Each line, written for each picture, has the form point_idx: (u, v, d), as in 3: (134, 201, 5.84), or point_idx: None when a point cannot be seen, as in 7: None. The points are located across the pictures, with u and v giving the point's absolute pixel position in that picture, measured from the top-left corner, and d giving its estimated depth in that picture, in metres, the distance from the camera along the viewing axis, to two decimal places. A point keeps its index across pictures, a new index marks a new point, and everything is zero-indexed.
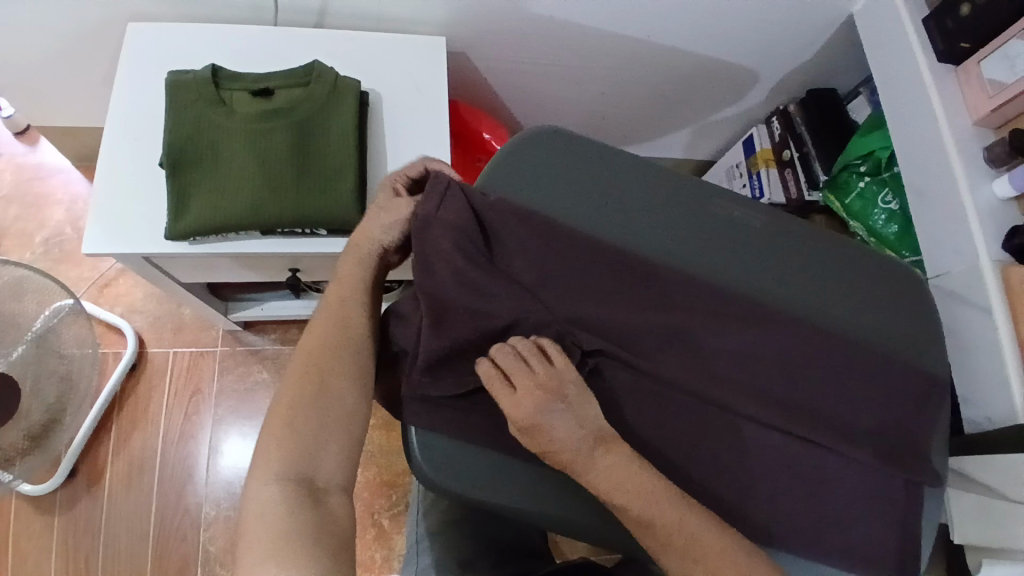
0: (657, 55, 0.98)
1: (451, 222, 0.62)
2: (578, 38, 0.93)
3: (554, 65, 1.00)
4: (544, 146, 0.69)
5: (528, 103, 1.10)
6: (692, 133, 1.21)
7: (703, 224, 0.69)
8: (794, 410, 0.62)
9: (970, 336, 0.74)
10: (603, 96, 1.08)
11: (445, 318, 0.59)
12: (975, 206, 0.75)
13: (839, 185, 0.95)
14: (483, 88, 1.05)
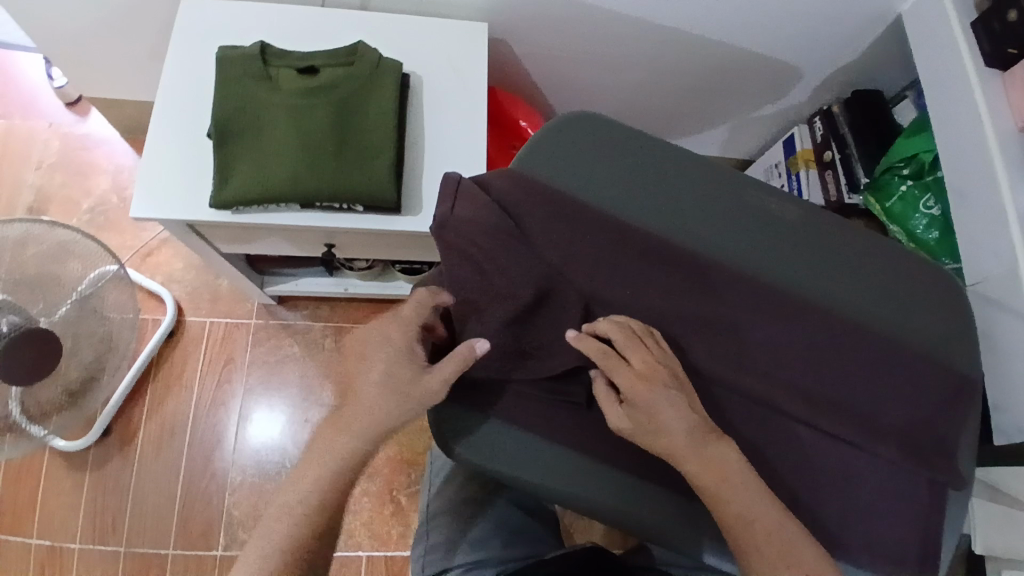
0: (696, 49, 0.98)
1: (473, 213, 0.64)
2: (619, 28, 0.94)
3: (593, 55, 1.00)
4: (576, 129, 0.70)
5: (565, 93, 1.10)
6: (729, 130, 1.20)
7: (736, 216, 0.69)
8: (819, 404, 0.63)
9: (1005, 344, 0.73)
10: (640, 88, 1.08)
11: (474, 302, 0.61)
12: (1015, 213, 0.73)
13: (880, 187, 0.93)
14: (521, 76, 1.06)
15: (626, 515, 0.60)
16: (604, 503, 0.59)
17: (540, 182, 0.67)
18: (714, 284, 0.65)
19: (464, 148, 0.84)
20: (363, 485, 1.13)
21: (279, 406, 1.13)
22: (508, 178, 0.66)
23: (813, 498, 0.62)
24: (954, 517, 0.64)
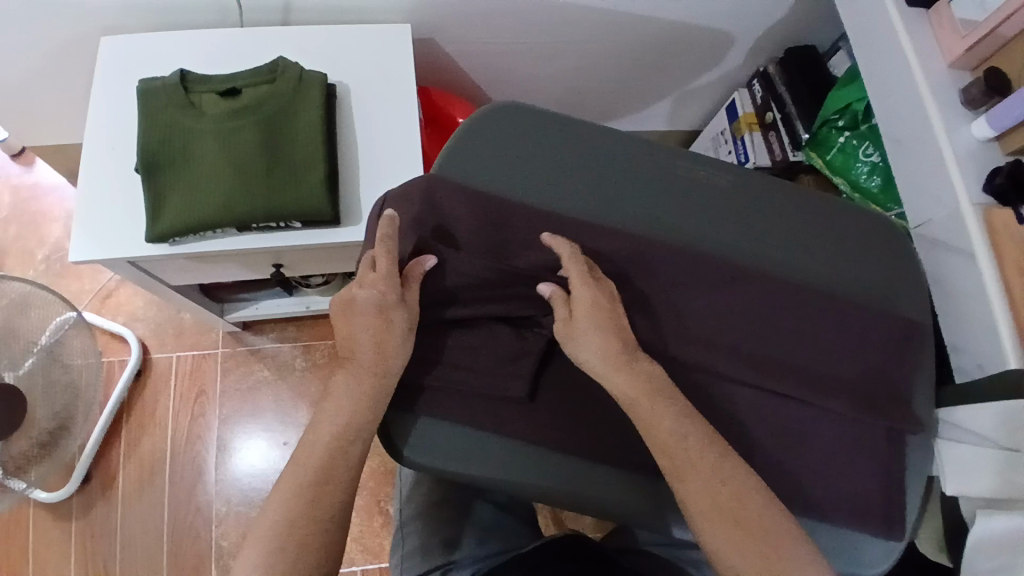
0: (627, 25, 0.97)
1: (393, 225, 0.64)
2: (546, 14, 0.93)
3: (525, 42, 0.99)
4: (501, 123, 0.69)
5: (503, 84, 1.09)
6: (673, 103, 1.19)
7: (671, 187, 0.69)
8: (767, 365, 0.63)
9: (956, 283, 0.73)
10: (579, 71, 1.07)
11: None
12: (953, 152, 0.73)
13: (820, 141, 0.93)
14: (456, 73, 1.05)
15: (588, 499, 0.60)
16: (567, 492, 0.60)
17: (466, 182, 0.67)
18: (653, 261, 0.65)
19: (398, 151, 0.82)
20: None
21: (258, 432, 1.12)
22: (432, 178, 0.65)
23: (772, 462, 0.62)
24: (918, 463, 0.64)
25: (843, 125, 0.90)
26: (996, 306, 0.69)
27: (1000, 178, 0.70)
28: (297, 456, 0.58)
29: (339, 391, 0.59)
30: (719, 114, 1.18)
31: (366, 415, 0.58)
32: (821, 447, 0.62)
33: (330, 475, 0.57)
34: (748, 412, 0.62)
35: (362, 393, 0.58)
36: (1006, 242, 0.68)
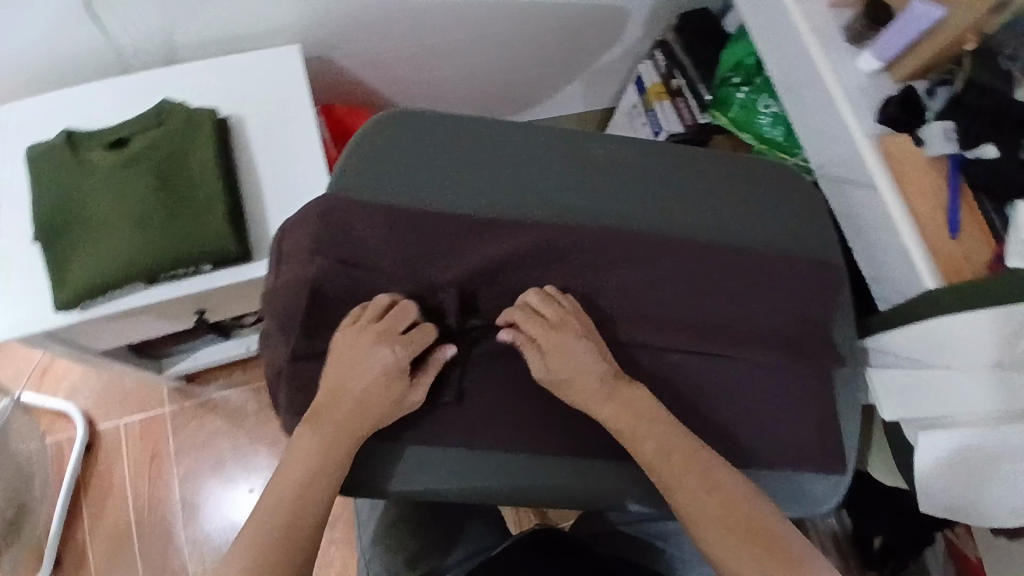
0: (519, 15, 0.97)
1: (295, 250, 0.62)
2: (435, 17, 0.93)
3: (421, 47, 0.99)
4: (391, 132, 0.68)
5: (410, 92, 1.08)
6: (583, 85, 1.19)
7: (573, 168, 0.70)
8: (688, 326, 0.66)
9: (865, 216, 0.75)
10: (483, 67, 1.07)
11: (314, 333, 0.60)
12: (842, 90, 0.75)
13: (721, 101, 0.94)
14: (359, 88, 1.04)
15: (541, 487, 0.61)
16: (513, 488, 0.61)
17: (362, 196, 0.65)
18: (563, 248, 0.65)
19: (302, 175, 0.81)
20: (328, 535, 1.11)
21: (221, 483, 1.10)
22: (329, 199, 0.63)
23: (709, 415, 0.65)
24: (847, 394, 0.68)
25: (740, 81, 0.91)
26: (904, 233, 0.70)
27: (891, 105, 0.73)
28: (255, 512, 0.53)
29: (302, 440, 0.56)
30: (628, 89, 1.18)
31: (335, 459, 0.56)
32: (752, 395, 0.65)
33: (315, 484, 0.55)
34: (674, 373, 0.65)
35: (329, 439, 0.56)
36: (907, 170, 0.71)
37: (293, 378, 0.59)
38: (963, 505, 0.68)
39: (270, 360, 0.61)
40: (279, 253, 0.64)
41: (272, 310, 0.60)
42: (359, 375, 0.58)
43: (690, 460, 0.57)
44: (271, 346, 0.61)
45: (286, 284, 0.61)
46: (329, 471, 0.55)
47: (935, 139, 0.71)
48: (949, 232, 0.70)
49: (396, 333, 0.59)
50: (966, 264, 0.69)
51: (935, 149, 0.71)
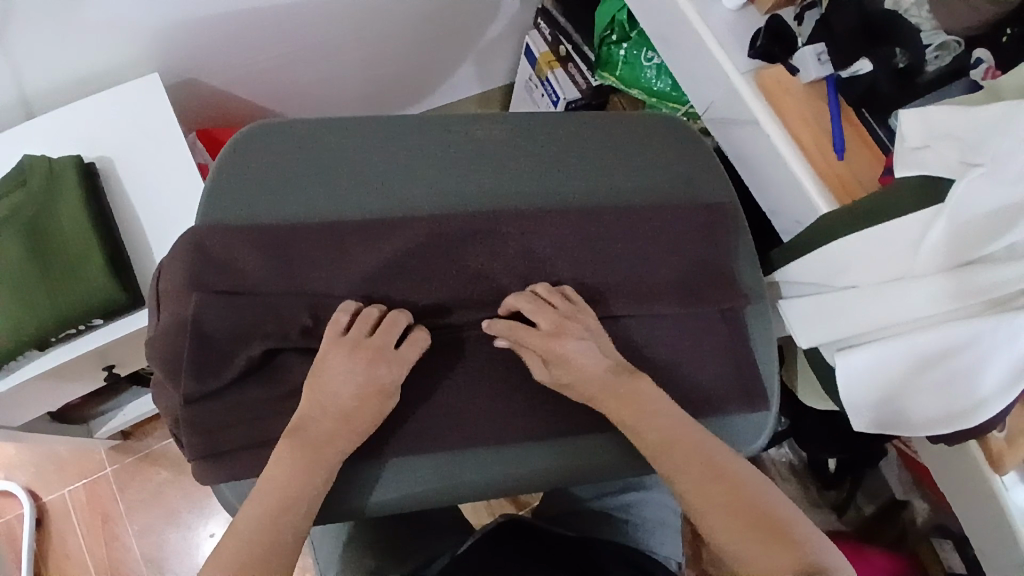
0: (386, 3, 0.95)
1: (171, 290, 0.59)
2: (299, 17, 0.90)
3: (294, 52, 0.96)
4: (255, 148, 0.65)
5: (296, 101, 1.05)
6: (474, 63, 1.18)
7: (448, 154, 0.68)
8: (591, 292, 0.65)
9: (755, 152, 0.75)
10: (365, 62, 1.05)
11: (200, 376, 0.56)
12: (709, 31, 0.74)
13: (605, 61, 0.93)
14: (239, 104, 1.00)
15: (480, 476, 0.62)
16: (457, 489, 0.62)
17: (233, 220, 0.62)
18: (453, 237, 0.64)
19: (186, 209, 0.79)
20: (301, 560, 1.10)
21: (181, 533, 1.07)
22: (198, 229, 0.60)
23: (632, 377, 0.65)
24: (761, 332, 0.68)
25: (618, 38, 0.91)
26: (791, 163, 0.71)
27: (761, 40, 0.73)
28: (234, 524, 0.51)
29: (285, 452, 0.54)
30: (523, 59, 1.17)
31: (320, 472, 0.54)
32: (670, 348, 0.66)
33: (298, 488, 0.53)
34: None
35: (317, 452, 0.54)
36: (783, 99, 0.71)
37: (190, 423, 0.56)
38: (898, 417, 0.69)
39: (166, 409, 0.58)
40: (157, 296, 0.60)
41: (157, 357, 0.57)
42: (348, 394, 0.56)
43: (680, 434, 0.58)
44: (166, 394, 0.58)
45: (168, 327, 0.58)
46: (316, 482, 0.54)
47: (809, 63, 0.70)
48: (836, 153, 0.70)
49: (388, 350, 0.57)
50: (857, 184, 0.70)
51: (812, 75, 0.71)
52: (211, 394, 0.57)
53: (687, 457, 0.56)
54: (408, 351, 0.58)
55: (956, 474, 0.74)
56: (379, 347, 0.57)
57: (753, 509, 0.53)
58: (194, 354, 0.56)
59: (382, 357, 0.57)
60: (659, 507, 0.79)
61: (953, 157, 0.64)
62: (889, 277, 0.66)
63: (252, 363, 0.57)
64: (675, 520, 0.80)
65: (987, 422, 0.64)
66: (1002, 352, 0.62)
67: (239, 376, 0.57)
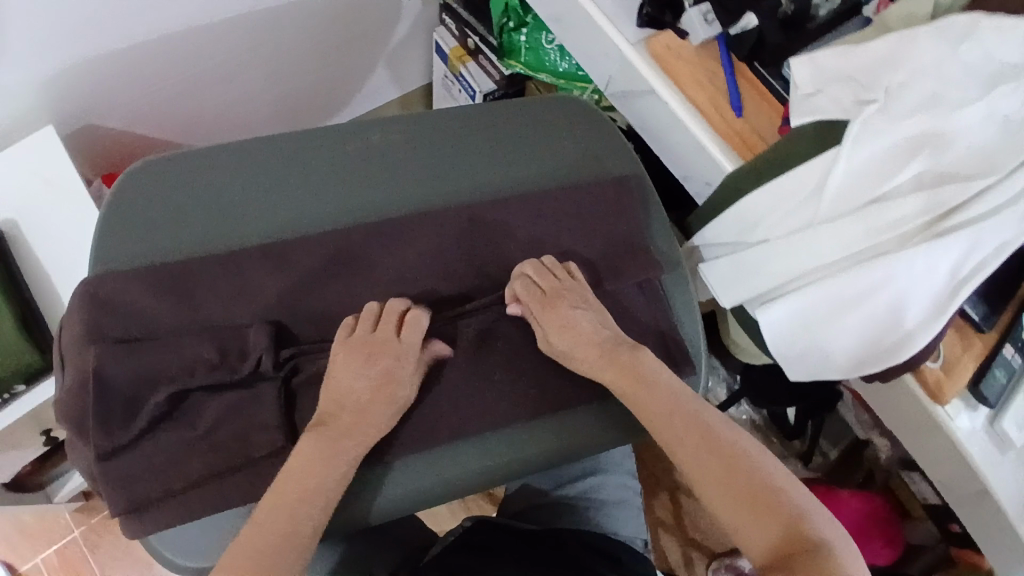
0: (284, 17, 0.96)
1: (72, 346, 0.60)
2: (192, 46, 0.90)
3: (198, 82, 0.96)
4: (146, 188, 0.65)
5: (212, 129, 1.06)
6: (387, 68, 1.22)
7: (348, 166, 0.69)
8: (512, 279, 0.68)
9: (657, 120, 0.77)
10: (275, 80, 1.06)
11: (110, 429, 0.57)
12: (597, 7, 0.75)
13: (508, 49, 0.99)
14: (148, 143, 1.00)
15: (446, 475, 0.63)
16: (438, 485, 0.63)
17: (126, 266, 0.62)
18: (369, 245, 0.66)
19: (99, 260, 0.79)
20: None
21: None
22: (91, 280, 0.61)
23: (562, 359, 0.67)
24: (680, 296, 0.71)
25: (516, 25, 0.96)
26: (692, 127, 0.72)
27: (647, 7, 0.73)
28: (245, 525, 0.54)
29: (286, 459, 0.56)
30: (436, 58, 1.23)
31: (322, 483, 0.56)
32: None
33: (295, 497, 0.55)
34: (511, 332, 0.67)
35: (335, 445, 0.57)
36: (675, 65, 0.73)
37: (107, 476, 0.57)
38: (828, 366, 0.69)
39: (84, 466, 0.58)
40: (60, 353, 0.61)
41: (65, 415, 0.58)
42: (362, 385, 0.60)
43: (672, 402, 0.59)
44: (81, 451, 0.59)
45: (72, 384, 0.58)
46: (345, 469, 0.57)
47: (697, 26, 0.72)
48: (734, 111, 0.71)
49: (390, 339, 0.61)
50: (758, 138, 0.71)
51: (701, 37, 0.72)
52: (123, 446, 0.57)
53: (674, 434, 0.58)
54: (407, 339, 0.61)
55: (901, 412, 0.75)
56: (383, 337, 0.61)
57: (749, 476, 0.54)
58: (100, 406, 0.57)
59: (387, 346, 0.61)
60: (618, 487, 0.83)
61: (848, 98, 0.66)
62: (799, 227, 0.68)
63: (160, 410, 0.58)
64: (634, 498, 0.84)
65: (919, 355, 0.63)
66: (919, 287, 0.62)
67: (149, 423, 0.58)
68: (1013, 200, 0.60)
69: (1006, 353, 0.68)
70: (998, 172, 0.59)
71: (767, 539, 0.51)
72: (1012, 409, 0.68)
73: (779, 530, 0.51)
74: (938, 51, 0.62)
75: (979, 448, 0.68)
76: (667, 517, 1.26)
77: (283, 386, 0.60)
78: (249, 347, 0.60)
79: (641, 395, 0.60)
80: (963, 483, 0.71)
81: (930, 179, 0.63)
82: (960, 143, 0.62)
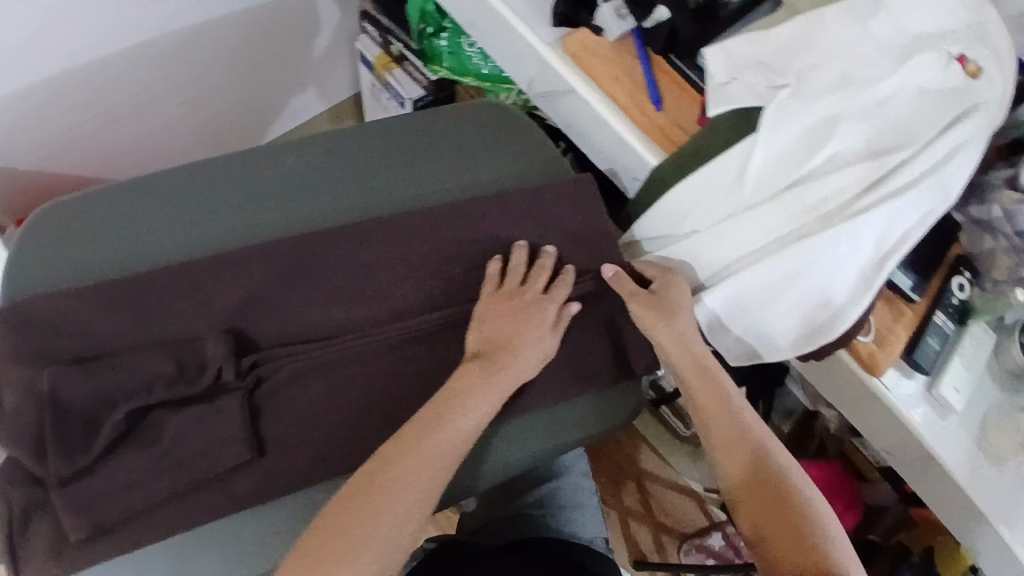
0: (192, 43, 0.97)
1: (10, 375, 0.59)
2: (102, 75, 0.91)
3: (107, 112, 0.96)
4: (80, 210, 0.69)
5: (128, 159, 1.06)
6: (314, 84, 1.24)
7: (275, 181, 0.72)
8: (458, 281, 0.70)
9: (581, 118, 0.80)
10: (194, 104, 1.06)
11: (67, 453, 0.57)
12: (509, 10, 0.79)
13: (431, 53, 1.07)
14: (60, 179, 0.99)
15: None
16: None
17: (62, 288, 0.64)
18: (310, 255, 0.67)
19: None
20: None
21: None
22: (18, 314, 0.61)
23: None
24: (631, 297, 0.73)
25: (435, 31, 1.05)
26: (614, 122, 0.76)
27: (561, 6, 0.77)
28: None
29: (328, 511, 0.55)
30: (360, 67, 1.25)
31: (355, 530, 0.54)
32: None
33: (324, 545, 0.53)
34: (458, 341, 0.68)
35: None
36: (593, 63, 0.76)
37: (68, 502, 0.57)
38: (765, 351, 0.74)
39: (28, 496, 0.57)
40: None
41: (11, 446, 0.57)
42: (514, 327, 0.65)
43: (727, 407, 0.67)
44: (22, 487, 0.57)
45: (22, 408, 0.58)
46: (366, 469, 0.57)
47: (610, 22, 0.75)
48: (654, 105, 0.75)
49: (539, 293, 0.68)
50: (678, 130, 0.74)
51: (616, 31, 0.75)
52: (82, 471, 0.57)
53: (723, 437, 0.66)
54: (556, 292, 0.68)
55: (841, 388, 0.79)
56: (531, 292, 0.67)
57: (775, 483, 0.62)
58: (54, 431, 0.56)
59: (540, 300, 0.67)
60: (574, 489, 0.85)
61: (761, 83, 0.70)
62: (725, 215, 0.72)
63: (119, 430, 0.58)
64: (592, 500, 0.86)
65: (851, 328, 0.68)
66: (845, 262, 0.68)
67: (110, 445, 0.58)
68: (928, 171, 0.66)
69: (936, 319, 0.74)
70: (912, 147, 0.67)
71: (775, 537, 0.59)
72: (947, 374, 0.75)
73: (785, 532, 0.59)
74: (845, 29, 0.69)
75: (921, 410, 0.74)
76: (636, 506, 1.28)
77: (246, 399, 0.61)
78: (207, 359, 0.61)
79: (699, 392, 0.68)
80: (905, 450, 0.76)
81: (851, 155, 0.69)
82: (870, 115, 0.68)
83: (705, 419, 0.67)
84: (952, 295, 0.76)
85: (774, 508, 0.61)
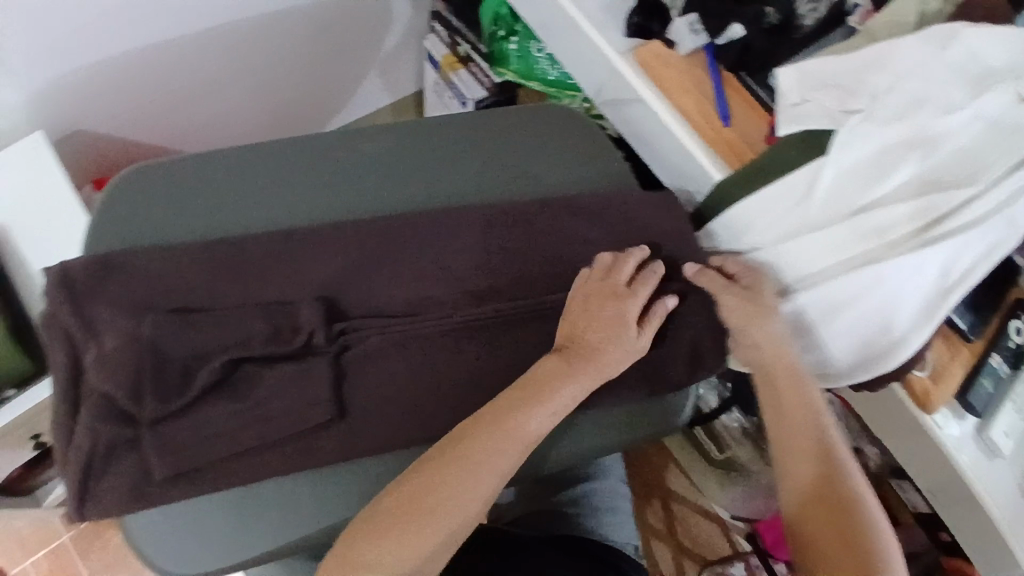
0: (273, 27, 1.01)
1: (99, 322, 0.63)
2: (185, 51, 0.96)
3: (185, 87, 1.00)
4: (163, 179, 0.71)
5: (196, 135, 1.08)
6: (379, 79, 1.28)
7: (347, 167, 0.75)
8: (517, 275, 0.72)
9: (646, 128, 0.81)
10: (266, 87, 1.10)
11: (164, 393, 0.60)
12: (584, 19, 0.81)
13: (500, 55, 1.09)
14: (132, 148, 1.03)
15: None
16: None
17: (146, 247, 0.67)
18: (377, 240, 0.69)
19: None
20: None
21: None
22: (104, 269, 0.64)
23: None
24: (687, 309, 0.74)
25: (506, 34, 1.06)
26: (681, 134, 0.76)
27: (635, 17, 0.79)
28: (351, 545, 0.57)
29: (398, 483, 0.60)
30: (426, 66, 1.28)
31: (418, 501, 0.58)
32: None
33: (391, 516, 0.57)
34: (512, 334, 0.69)
35: None
36: (663, 75, 0.77)
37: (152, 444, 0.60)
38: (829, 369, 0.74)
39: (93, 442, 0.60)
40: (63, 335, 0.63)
41: (95, 386, 0.60)
42: (596, 319, 0.67)
43: (801, 406, 0.69)
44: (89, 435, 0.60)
45: (116, 348, 0.61)
46: (436, 450, 0.61)
47: (684, 35, 0.77)
48: (722, 120, 0.75)
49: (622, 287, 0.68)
50: (745, 146, 0.74)
51: (689, 46, 0.77)
52: (165, 416, 0.61)
53: (791, 435, 0.68)
54: (636, 289, 0.68)
55: (891, 420, 0.78)
56: (616, 287, 0.68)
57: (838, 484, 0.64)
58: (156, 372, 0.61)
59: (622, 294, 0.68)
60: (609, 494, 0.86)
61: (833, 106, 0.70)
62: (786, 234, 0.72)
63: (215, 377, 0.62)
64: (626, 507, 0.86)
65: (905, 362, 0.68)
66: (908, 289, 0.68)
67: (201, 393, 0.61)
68: (998, 207, 0.66)
69: (993, 361, 0.72)
70: (981, 183, 0.66)
71: (827, 533, 0.62)
72: (1000, 419, 0.72)
73: (837, 529, 0.62)
74: (920, 53, 0.67)
75: (970, 452, 0.72)
76: (660, 524, 1.28)
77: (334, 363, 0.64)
78: (301, 321, 0.64)
79: (785, 394, 0.69)
80: (949, 490, 0.75)
81: (914, 186, 0.68)
82: (945, 144, 0.67)
83: (779, 417, 0.69)
84: (1010, 338, 0.74)
85: (832, 506, 0.63)
